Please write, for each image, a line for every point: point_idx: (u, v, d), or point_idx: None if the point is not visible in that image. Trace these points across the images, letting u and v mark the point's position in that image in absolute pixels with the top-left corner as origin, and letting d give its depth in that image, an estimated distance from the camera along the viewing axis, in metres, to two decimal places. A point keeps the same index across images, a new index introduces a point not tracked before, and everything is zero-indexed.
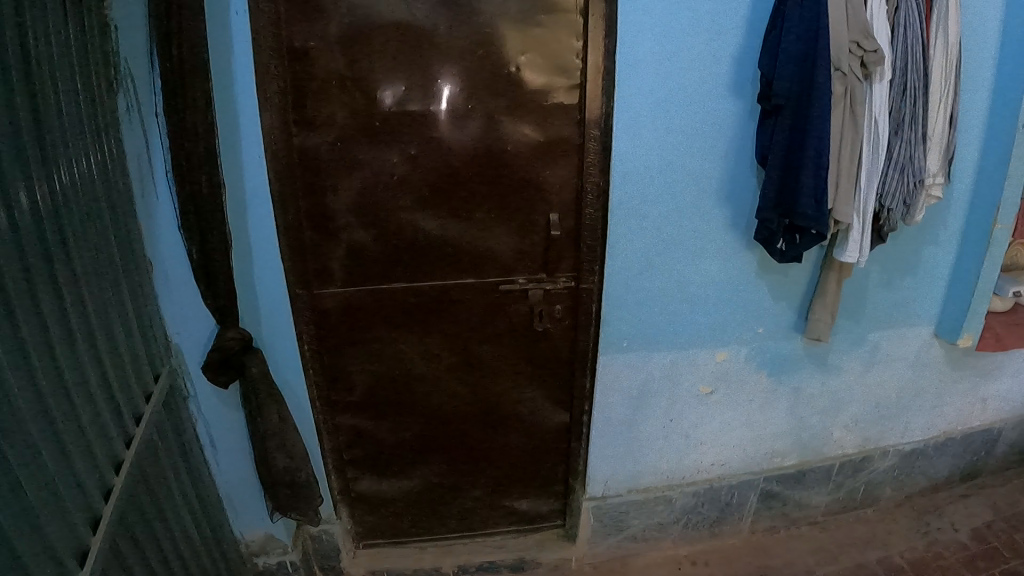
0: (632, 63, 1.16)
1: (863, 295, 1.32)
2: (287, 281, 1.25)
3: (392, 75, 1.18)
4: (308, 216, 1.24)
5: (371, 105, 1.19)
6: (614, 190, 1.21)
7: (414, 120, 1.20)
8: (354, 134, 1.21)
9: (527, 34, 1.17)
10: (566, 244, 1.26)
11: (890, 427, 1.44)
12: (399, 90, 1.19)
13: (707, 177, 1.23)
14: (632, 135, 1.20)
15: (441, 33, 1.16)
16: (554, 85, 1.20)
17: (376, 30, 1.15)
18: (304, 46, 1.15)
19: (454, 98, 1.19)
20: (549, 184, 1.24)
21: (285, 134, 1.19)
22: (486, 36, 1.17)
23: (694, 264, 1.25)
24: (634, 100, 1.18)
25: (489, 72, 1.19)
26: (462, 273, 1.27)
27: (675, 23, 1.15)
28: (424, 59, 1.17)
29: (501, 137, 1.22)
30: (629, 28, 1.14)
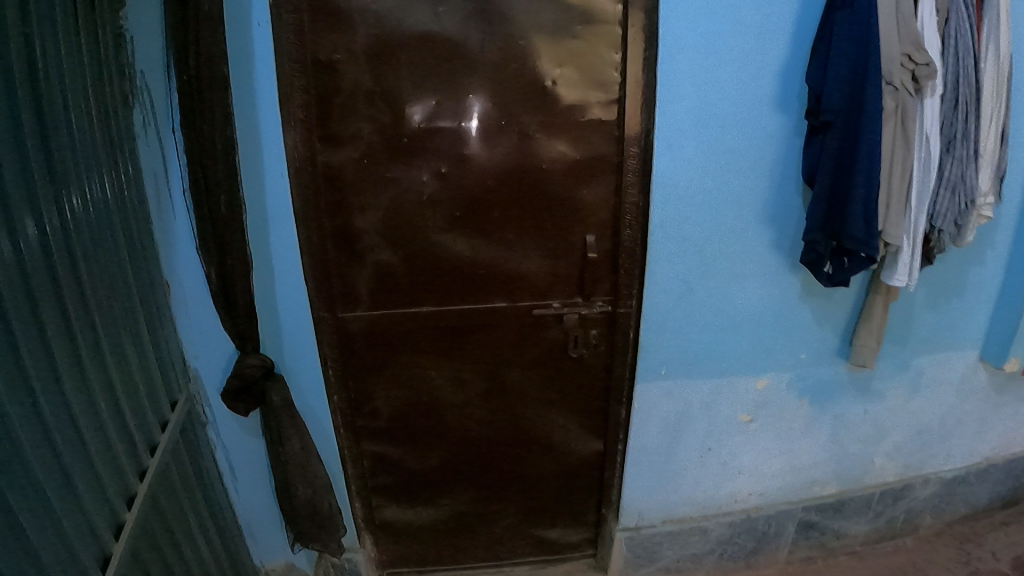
0: (672, 79, 1.10)
1: (909, 318, 1.27)
2: (311, 304, 1.19)
3: (421, 88, 1.12)
4: (334, 235, 1.18)
5: (399, 121, 1.13)
6: (654, 210, 1.16)
7: (444, 136, 1.14)
8: (381, 151, 1.15)
9: (563, 46, 1.11)
10: (603, 267, 1.20)
11: (932, 454, 1.40)
12: (428, 104, 1.13)
13: (751, 198, 1.17)
14: (672, 154, 1.14)
15: (472, 44, 1.10)
16: (590, 100, 1.14)
17: (405, 42, 1.09)
18: (329, 58, 1.09)
19: (485, 113, 1.14)
20: (585, 204, 1.18)
21: (310, 150, 1.13)
22: (519, 48, 1.11)
23: (737, 289, 1.19)
24: (674, 117, 1.12)
25: (522, 85, 1.13)
26: (494, 296, 1.21)
27: (718, 37, 1.09)
28: (453, 72, 1.11)
29: (535, 153, 1.16)
30: (669, 43, 1.08)
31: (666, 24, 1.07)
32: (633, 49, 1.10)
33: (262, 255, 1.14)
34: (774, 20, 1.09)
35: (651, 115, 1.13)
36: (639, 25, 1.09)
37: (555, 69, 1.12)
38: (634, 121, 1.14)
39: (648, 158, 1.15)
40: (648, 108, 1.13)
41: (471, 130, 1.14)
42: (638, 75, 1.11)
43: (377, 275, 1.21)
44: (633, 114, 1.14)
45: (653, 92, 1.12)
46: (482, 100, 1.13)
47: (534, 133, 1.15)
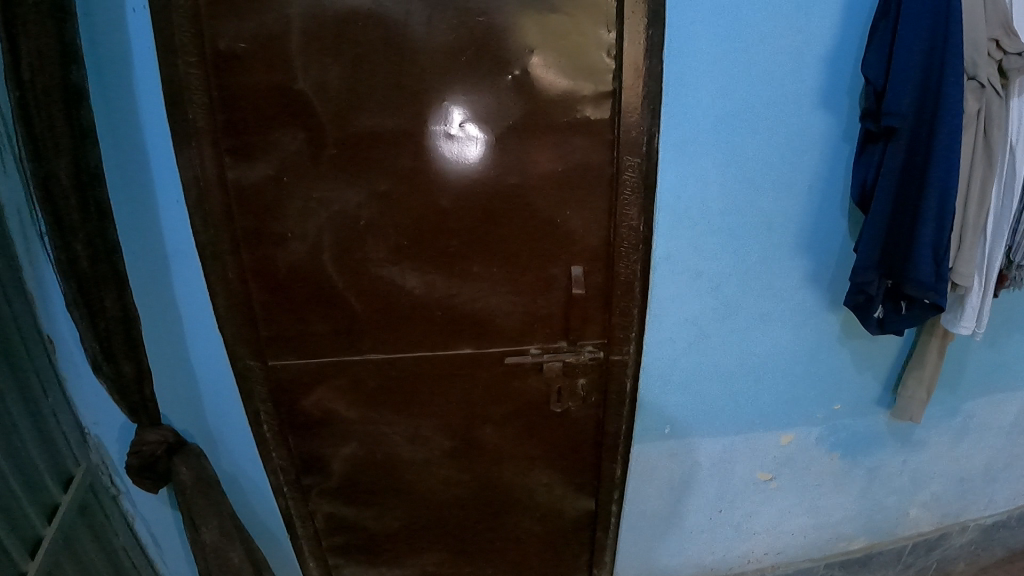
0: (690, 69, 0.84)
1: (960, 358, 1.11)
2: (235, 353, 0.96)
3: (356, 84, 0.86)
4: (252, 270, 0.94)
5: (329, 126, 0.88)
6: (659, 238, 0.91)
7: (386, 145, 0.89)
8: (304, 166, 0.89)
9: (537, 22, 0.84)
10: (592, 309, 0.95)
11: (972, 501, 1.29)
12: (364, 104, 0.87)
13: (783, 220, 0.93)
14: (686, 165, 0.89)
15: (419, 25, 0.83)
16: (575, 94, 0.87)
17: (330, 23, 0.83)
18: (231, 49, 0.83)
19: (439, 115, 0.88)
20: (572, 229, 0.92)
21: (217, 168, 0.88)
22: (480, 29, 0.84)
23: (763, 332, 0.98)
24: (689, 118, 0.87)
25: (487, 77, 0.86)
26: (457, 342, 0.96)
27: (752, 15, 0.82)
28: (397, 62, 0.85)
29: (503, 165, 0.90)
30: (688, 21, 0.82)
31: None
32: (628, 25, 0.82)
33: (161, 299, 0.91)
34: None
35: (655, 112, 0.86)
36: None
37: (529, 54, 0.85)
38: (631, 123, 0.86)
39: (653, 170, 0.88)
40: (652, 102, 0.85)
41: (421, 138, 0.89)
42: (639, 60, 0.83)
43: (308, 318, 0.96)
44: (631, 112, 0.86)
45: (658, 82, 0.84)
46: (436, 98, 0.87)
47: (500, 141, 0.89)
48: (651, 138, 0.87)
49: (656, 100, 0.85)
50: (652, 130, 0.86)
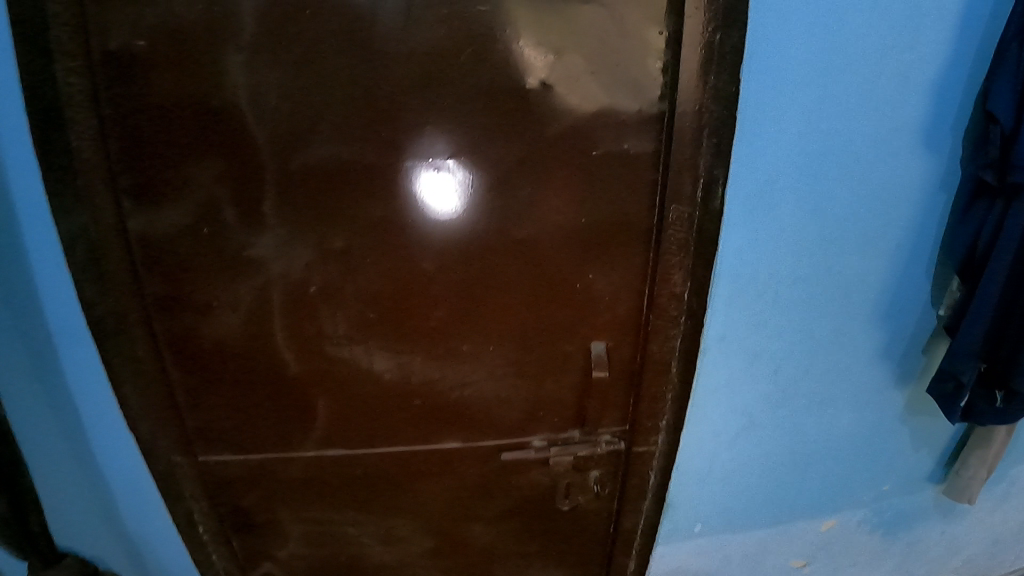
0: (772, 100, 0.66)
1: (1018, 427, 0.95)
2: (152, 446, 0.75)
3: (306, 98, 0.63)
4: (168, 345, 0.72)
5: (268, 158, 0.65)
6: (715, 312, 0.72)
7: (345, 185, 0.67)
8: (236, 210, 0.67)
9: (562, 18, 0.61)
10: (615, 394, 0.75)
11: (1002, 559, 1.16)
12: (316, 130, 0.64)
13: (862, 289, 0.76)
14: (755, 221, 0.70)
15: (390, 20, 0.60)
16: (601, 121, 0.65)
17: (264, 11, 0.59)
18: (127, 50, 0.60)
19: (417, 146, 0.66)
20: (597, 297, 0.71)
21: (115, 214, 0.65)
22: (477, 27, 0.61)
23: (821, 418, 0.81)
24: (765, 164, 0.68)
25: (483, 95, 0.64)
26: (439, 433, 0.76)
27: (855, 35, 0.64)
28: (360, 70, 0.62)
29: (504, 216, 0.68)
30: (778, 38, 0.63)
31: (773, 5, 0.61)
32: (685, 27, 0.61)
33: (46, 368, 0.73)
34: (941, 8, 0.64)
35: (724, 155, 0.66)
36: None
37: (543, 65, 0.63)
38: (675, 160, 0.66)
39: (714, 227, 0.69)
40: (716, 136, 0.65)
41: (393, 176, 0.67)
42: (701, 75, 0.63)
43: (247, 402, 0.74)
44: (686, 145, 0.65)
45: (724, 107, 0.64)
46: (412, 125, 0.65)
47: (501, 182, 0.67)
48: (711, 187, 0.67)
49: (721, 131, 0.65)
50: (717, 177, 0.67)
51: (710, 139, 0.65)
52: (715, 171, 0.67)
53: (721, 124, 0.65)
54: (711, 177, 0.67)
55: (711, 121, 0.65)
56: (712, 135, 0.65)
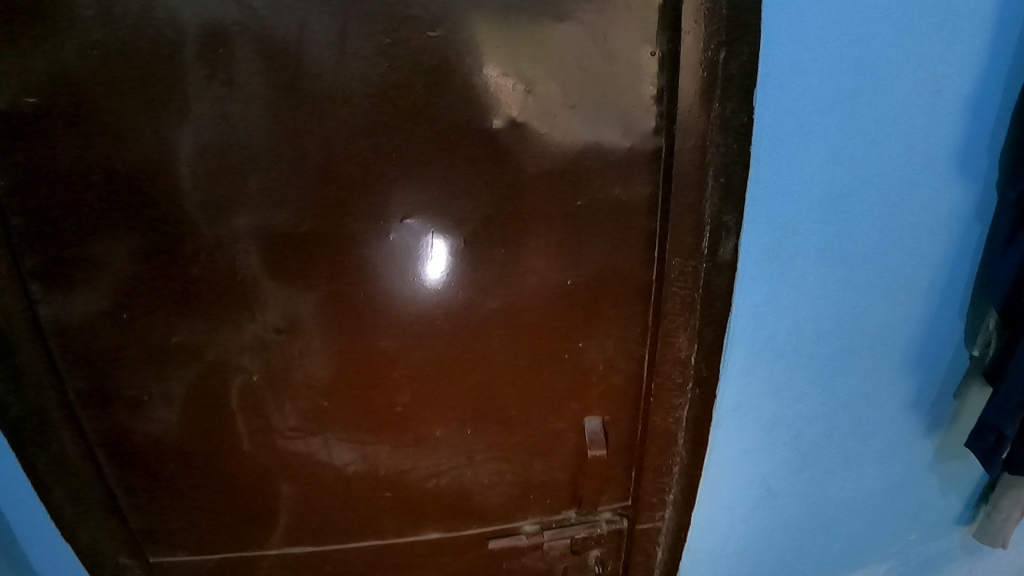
0: (788, 132, 0.57)
1: None
2: (92, 554, 0.66)
3: (234, 153, 0.54)
4: (103, 446, 0.63)
5: (196, 229, 0.56)
6: (730, 377, 0.63)
7: (284, 256, 0.58)
8: (164, 290, 0.58)
9: (538, 47, 0.55)
10: (615, 472, 0.67)
11: None
12: (247, 197, 0.56)
13: (892, 335, 0.67)
14: (774, 274, 0.61)
15: (322, 54, 0.52)
16: (572, 168, 0.58)
17: (177, 53, 0.51)
18: (16, 108, 0.50)
19: (365, 205, 0.58)
20: (590, 367, 0.62)
21: (21, 300, 0.56)
22: (424, 57, 0.54)
23: (845, 476, 0.72)
24: (784, 207, 0.59)
25: (434, 138, 0.56)
26: (414, 521, 0.68)
27: (879, 53, 0.56)
28: (296, 118, 0.54)
29: (470, 283, 0.60)
30: (792, 60, 0.55)
31: (785, 24, 0.53)
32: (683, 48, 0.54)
33: None
34: (977, 14, 0.56)
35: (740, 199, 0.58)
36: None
37: (507, 96, 0.56)
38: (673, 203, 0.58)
39: (724, 280, 0.60)
40: (724, 175, 0.58)
41: (336, 242, 0.58)
42: (703, 104, 0.56)
43: (197, 498, 0.66)
44: (689, 188, 0.58)
45: (734, 138, 0.57)
46: (355, 182, 0.57)
47: (463, 241, 0.59)
48: (721, 236, 0.59)
49: (729, 170, 0.58)
50: (729, 225, 0.59)
51: (717, 177, 0.58)
52: (727, 218, 0.59)
53: (729, 161, 0.57)
54: (722, 224, 0.59)
55: (716, 156, 0.57)
56: (718, 175, 0.58)
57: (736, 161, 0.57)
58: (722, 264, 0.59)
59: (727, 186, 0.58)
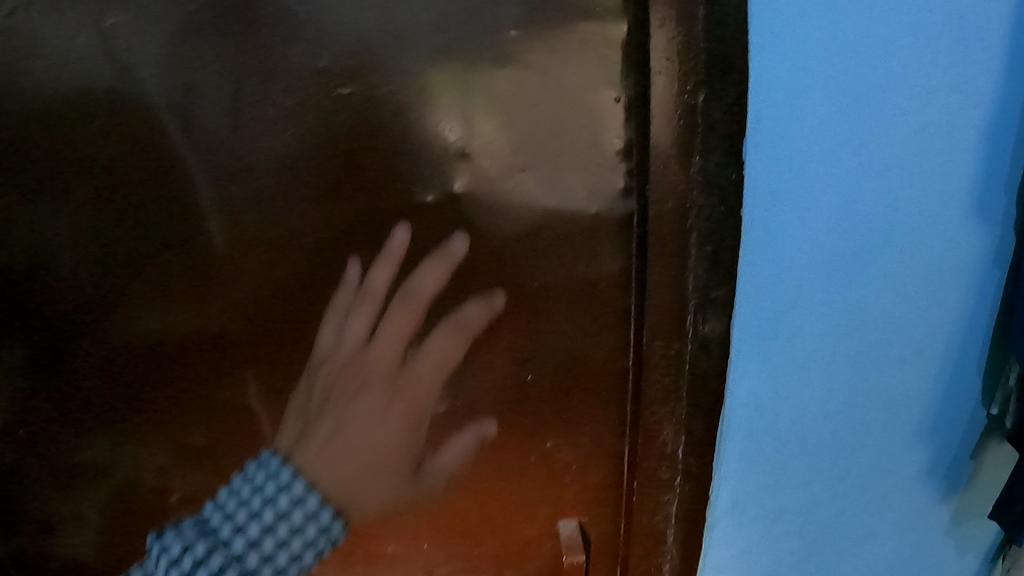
0: (786, 186, 0.46)
1: None
2: None
3: (139, 242, 0.48)
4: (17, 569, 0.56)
5: (102, 338, 0.50)
6: (725, 471, 0.53)
7: (201, 367, 0.51)
8: (68, 406, 0.51)
9: (472, 106, 0.47)
10: (597, 566, 0.61)
11: None
12: (151, 297, 0.49)
13: (903, 408, 0.56)
14: (773, 352, 0.50)
15: (215, 121, 0.46)
16: (523, 243, 0.50)
17: (71, 133, 0.46)
18: None
19: (287, 304, 0.50)
20: (560, 464, 0.56)
21: None
22: (334, 121, 0.47)
23: (857, 562, 0.62)
24: (784, 276, 0.48)
25: (362, 220, 0.49)
26: None
27: (880, 84, 0.45)
28: (203, 200, 0.48)
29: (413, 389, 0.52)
30: (783, 98, 0.44)
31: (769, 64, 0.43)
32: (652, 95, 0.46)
33: None
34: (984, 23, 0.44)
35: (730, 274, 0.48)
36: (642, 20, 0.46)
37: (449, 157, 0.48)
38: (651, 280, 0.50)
39: (714, 366, 0.50)
40: (710, 244, 0.48)
41: (256, 345, 0.51)
42: (680, 159, 0.47)
43: None
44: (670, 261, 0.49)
45: (718, 199, 0.47)
46: (277, 281, 0.50)
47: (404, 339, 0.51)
48: (710, 316, 0.49)
49: (718, 240, 0.47)
50: (720, 302, 0.49)
51: (702, 246, 0.48)
52: (715, 294, 0.49)
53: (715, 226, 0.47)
54: (711, 301, 0.49)
55: (698, 220, 0.48)
56: (702, 245, 0.48)
57: (724, 228, 0.47)
58: (709, 349, 0.50)
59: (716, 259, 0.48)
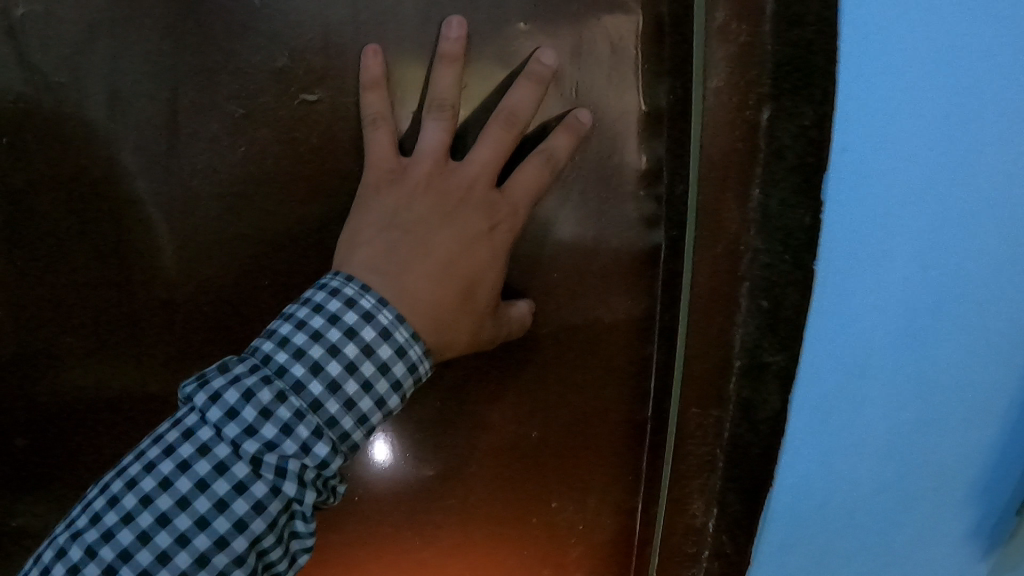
0: (865, 236, 0.36)
1: None
2: None
3: (57, 281, 0.39)
4: None
5: (18, 400, 0.41)
6: (765, 552, 0.45)
7: (137, 438, 0.43)
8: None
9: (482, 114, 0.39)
10: None
11: None
12: (76, 347, 0.41)
13: (987, 492, 0.44)
14: (833, 432, 0.41)
15: (147, 138, 0.38)
16: (526, 281, 0.43)
17: None
18: None
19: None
20: (564, 527, 0.49)
21: None
22: (296, 141, 0.38)
23: None
24: (859, 346, 0.38)
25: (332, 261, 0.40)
26: None
27: (997, 102, 0.33)
28: (136, 229, 0.39)
29: (398, 440, 0.46)
30: (873, 126, 0.34)
31: (861, 74, 0.33)
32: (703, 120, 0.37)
33: None
34: None
35: (790, 341, 0.39)
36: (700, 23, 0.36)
37: (434, 166, 0.38)
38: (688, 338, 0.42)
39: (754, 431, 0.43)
40: (767, 298, 0.40)
41: None
42: (733, 195, 0.39)
43: None
44: (713, 319, 0.41)
45: (782, 247, 0.38)
46: (231, 334, 0.41)
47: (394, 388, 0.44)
48: (760, 380, 0.42)
49: (777, 297, 0.39)
50: (776, 368, 0.41)
51: (755, 296, 0.40)
52: (769, 357, 0.41)
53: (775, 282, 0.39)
54: (763, 364, 0.41)
55: (751, 267, 0.40)
56: (754, 296, 0.41)
57: (788, 286, 0.38)
58: (756, 418, 0.43)
59: (767, 315, 0.40)
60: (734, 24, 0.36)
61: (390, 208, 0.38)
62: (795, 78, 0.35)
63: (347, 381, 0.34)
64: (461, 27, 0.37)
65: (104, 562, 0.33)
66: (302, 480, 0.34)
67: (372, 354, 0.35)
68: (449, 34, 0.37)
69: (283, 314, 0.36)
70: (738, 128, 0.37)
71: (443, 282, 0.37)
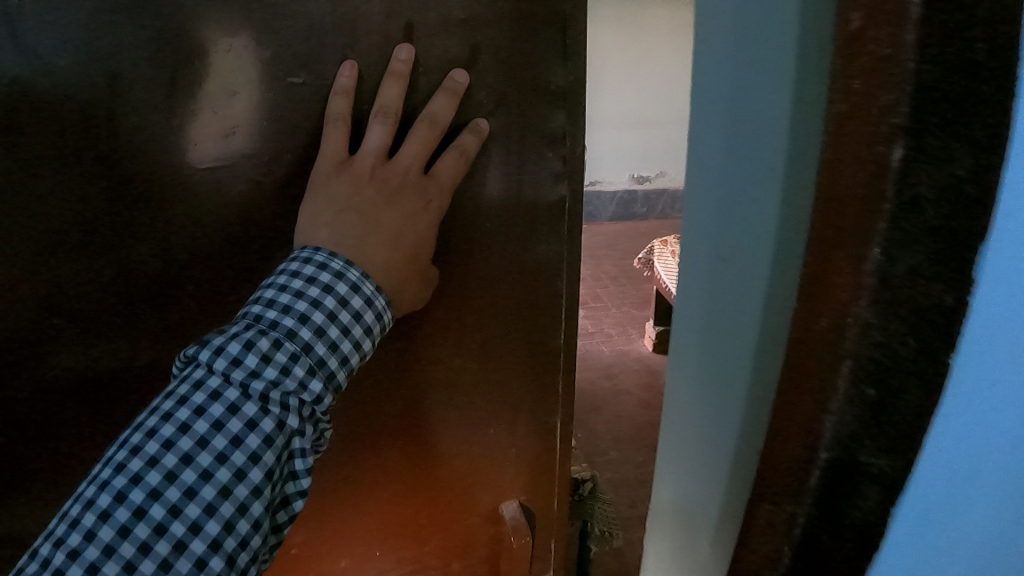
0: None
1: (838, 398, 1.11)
2: None
3: (59, 231, 0.46)
4: None
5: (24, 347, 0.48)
6: None
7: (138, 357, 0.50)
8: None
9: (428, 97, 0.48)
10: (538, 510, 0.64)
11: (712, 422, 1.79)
12: (75, 285, 0.47)
13: None
14: (939, 520, 0.35)
15: (144, 109, 0.45)
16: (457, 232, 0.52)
17: None
18: None
19: (221, 303, 0.50)
20: (495, 450, 0.60)
21: None
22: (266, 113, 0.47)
23: None
24: (1005, 416, 0.32)
25: (292, 212, 0.49)
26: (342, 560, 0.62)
27: None
28: (133, 186, 0.46)
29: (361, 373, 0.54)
30: None
31: None
32: (813, 147, 0.33)
33: None
34: None
35: (911, 429, 0.32)
36: (790, 53, 0.33)
37: (375, 160, 0.45)
38: (721, 295, 0.41)
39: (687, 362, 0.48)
40: (876, 384, 0.31)
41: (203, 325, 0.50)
42: (848, 262, 0.30)
43: None
44: (805, 396, 0.34)
45: (907, 326, 0.30)
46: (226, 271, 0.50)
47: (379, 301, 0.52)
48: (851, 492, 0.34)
49: (894, 387, 0.31)
50: (874, 473, 0.33)
51: (861, 381, 0.32)
52: (867, 457, 0.33)
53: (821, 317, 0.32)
54: (859, 470, 0.33)
55: (857, 342, 0.31)
56: (858, 383, 0.32)
57: (901, 367, 0.31)
58: (847, 515, 0.35)
59: (873, 406, 0.32)
60: (877, 69, 0.28)
61: (342, 194, 0.45)
62: (945, 102, 0.27)
63: (329, 329, 0.42)
64: (408, 51, 0.46)
65: (134, 503, 0.38)
66: (300, 416, 0.42)
67: (346, 306, 0.43)
68: (398, 56, 0.46)
69: (267, 285, 0.43)
70: (865, 163, 0.29)
71: (395, 252, 0.46)
